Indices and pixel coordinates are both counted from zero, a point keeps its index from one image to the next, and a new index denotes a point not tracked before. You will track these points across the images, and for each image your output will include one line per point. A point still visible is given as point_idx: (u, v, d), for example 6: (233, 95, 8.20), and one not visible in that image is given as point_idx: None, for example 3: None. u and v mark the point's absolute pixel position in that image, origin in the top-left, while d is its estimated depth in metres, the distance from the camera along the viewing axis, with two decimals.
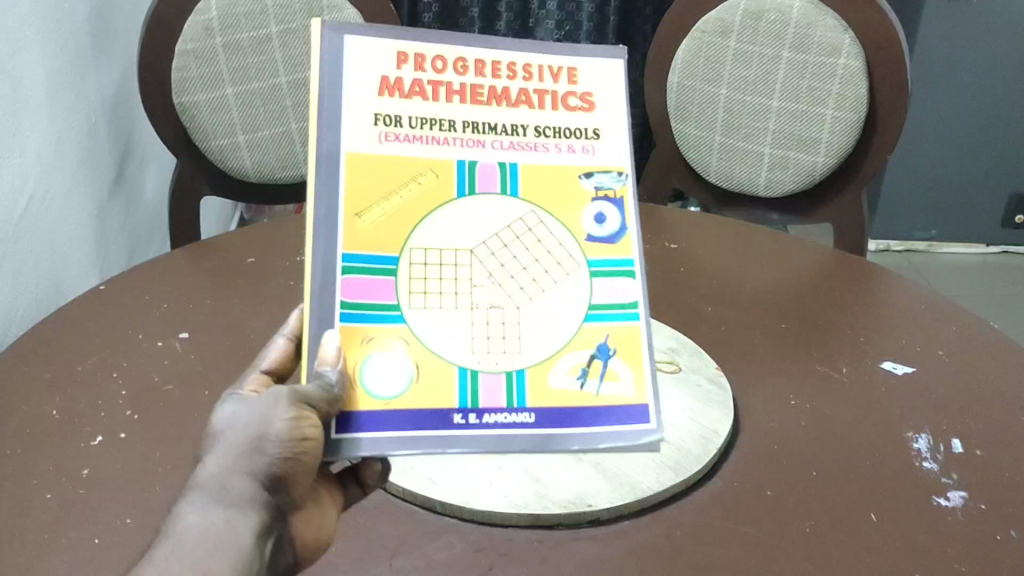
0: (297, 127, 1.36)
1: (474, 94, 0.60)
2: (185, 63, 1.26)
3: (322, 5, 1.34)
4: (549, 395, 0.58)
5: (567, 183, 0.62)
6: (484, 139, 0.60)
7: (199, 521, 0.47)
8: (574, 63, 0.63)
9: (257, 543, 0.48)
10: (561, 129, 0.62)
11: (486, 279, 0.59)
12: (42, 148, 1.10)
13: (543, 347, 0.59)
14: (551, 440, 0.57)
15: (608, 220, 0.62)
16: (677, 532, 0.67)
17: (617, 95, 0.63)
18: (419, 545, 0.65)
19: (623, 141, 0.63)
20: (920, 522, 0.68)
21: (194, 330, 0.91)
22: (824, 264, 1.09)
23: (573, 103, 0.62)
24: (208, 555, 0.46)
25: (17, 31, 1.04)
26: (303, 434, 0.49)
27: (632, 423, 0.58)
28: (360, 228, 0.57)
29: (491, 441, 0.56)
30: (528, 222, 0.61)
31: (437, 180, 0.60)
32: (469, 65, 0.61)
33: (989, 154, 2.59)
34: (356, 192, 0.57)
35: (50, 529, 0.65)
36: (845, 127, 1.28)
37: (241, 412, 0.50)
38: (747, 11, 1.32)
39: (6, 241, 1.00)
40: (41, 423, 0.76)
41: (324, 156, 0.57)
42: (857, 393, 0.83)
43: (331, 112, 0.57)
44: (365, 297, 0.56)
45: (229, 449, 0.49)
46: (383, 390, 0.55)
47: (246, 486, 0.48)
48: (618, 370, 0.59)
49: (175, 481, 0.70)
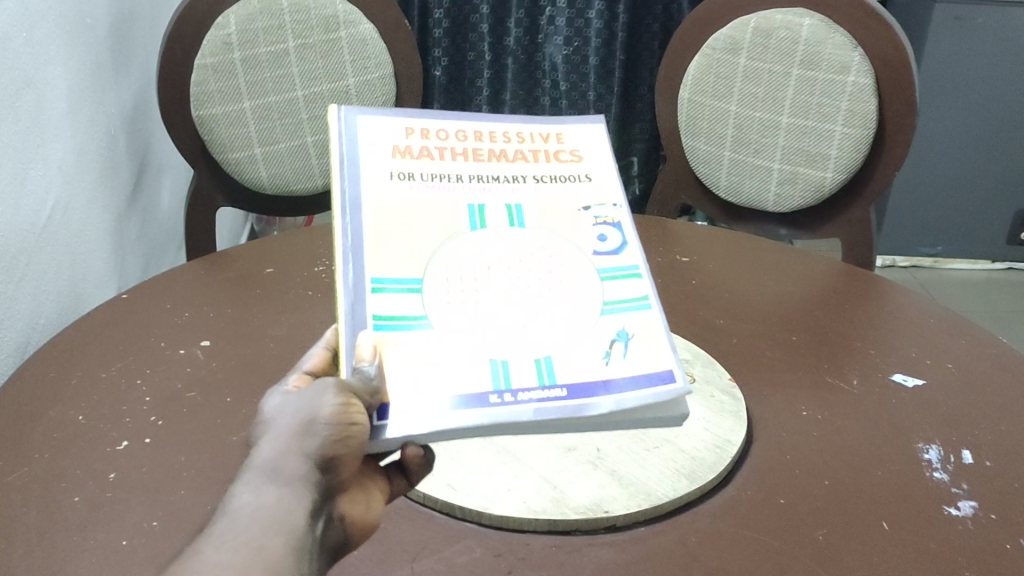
0: (314, 139, 1.39)
1: (475, 155, 0.63)
2: (204, 77, 1.28)
3: (339, 20, 1.37)
4: (575, 371, 0.55)
5: (569, 214, 0.64)
6: (490, 186, 0.62)
7: (252, 500, 0.44)
8: (560, 130, 0.69)
9: (309, 524, 0.45)
10: (558, 176, 0.66)
11: (508, 289, 0.58)
12: (64, 159, 1.12)
13: (565, 340, 0.57)
14: (587, 406, 0.53)
15: (610, 238, 0.63)
16: (692, 538, 0.68)
17: (603, 152, 0.69)
18: (439, 548, 0.67)
19: (614, 181, 0.67)
20: (931, 531, 0.69)
21: (215, 338, 0.92)
22: (834, 279, 1.10)
23: (564, 157, 0.68)
24: (262, 534, 0.43)
25: (42, 45, 1.06)
26: (351, 419, 0.47)
27: (660, 384, 0.55)
28: (384, 257, 0.58)
29: (527, 414, 0.52)
30: (542, 246, 0.61)
31: (449, 220, 0.60)
32: (469, 135, 0.64)
33: (994, 171, 2.61)
34: (377, 229, 0.58)
35: (78, 532, 0.67)
36: (854, 143, 1.30)
37: (292, 401, 0.48)
38: (758, 28, 1.34)
39: (31, 250, 1.02)
40: (68, 428, 0.78)
41: (348, 203, 0.59)
42: (868, 405, 0.85)
43: (351, 167, 0.60)
44: (392, 311, 0.56)
45: (280, 434, 0.47)
46: (415, 382, 0.53)
47: (298, 469, 0.46)
48: (640, 349, 0.57)
49: (199, 485, 0.72)
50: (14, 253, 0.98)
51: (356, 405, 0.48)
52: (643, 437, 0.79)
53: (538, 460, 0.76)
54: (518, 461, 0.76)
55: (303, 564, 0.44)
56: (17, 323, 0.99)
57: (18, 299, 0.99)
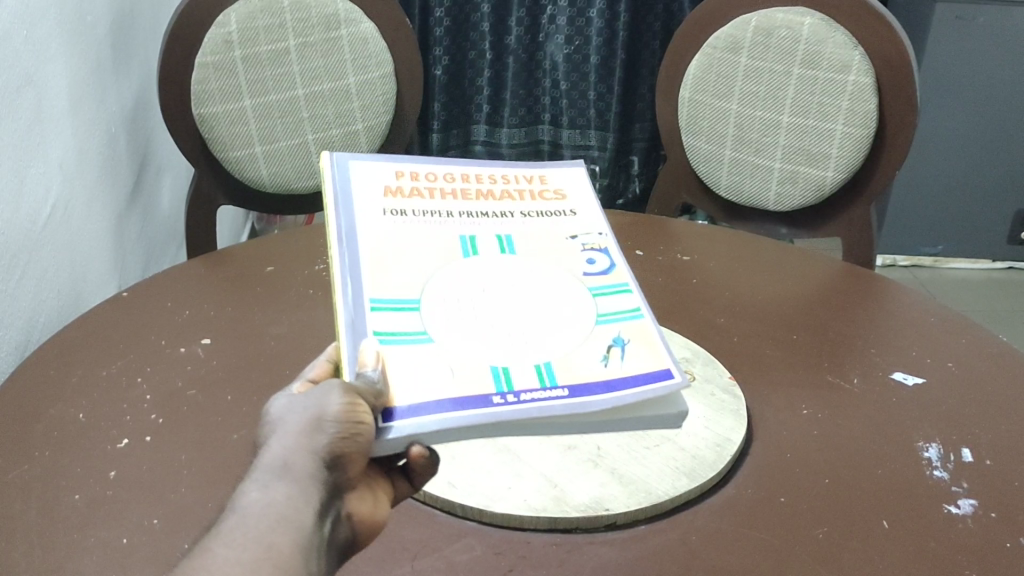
0: (314, 138, 1.40)
1: (464, 195, 0.65)
2: (205, 75, 1.27)
3: (340, 18, 1.37)
4: (575, 373, 0.54)
5: (557, 245, 0.65)
6: (480, 221, 0.64)
7: (262, 497, 0.43)
8: (542, 175, 0.72)
9: (318, 522, 0.45)
10: (543, 213, 0.68)
11: (505, 306, 0.58)
12: (65, 157, 1.12)
13: (562, 346, 0.56)
14: (589, 403, 0.51)
15: (598, 262, 0.64)
16: (692, 537, 0.68)
17: (584, 192, 0.71)
18: (439, 547, 0.67)
19: (597, 215, 0.69)
20: (931, 529, 0.69)
21: (216, 336, 0.93)
22: (834, 277, 1.10)
23: (548, 196, 0.70)
24: (273, 529, 0.42)
25: (42, 43, 1.06)
26: (359, 417, 0.47)
27: (658, 380, 0.54)
28: (383, 280, 0.57)
29: (529, 412, 0.50)
30: (534, 273, 0.62)
31: (442, 246, 0.61)
32: (457, 178, 0.66)
33: (994, 171, 2.61)
34: (372, 257, 0.58)
35: (78, 529, 0.67)
36: (855, 142, 1.30)
37: (299, 401, 0.48)
38: (758, 27, 1.34)
39: (31, 248, 1.02)
40: (68, 426, 0.78)
41: (344, 233, 0.59)
42: (868, 404, 0.85)
43: (344, 204, 0.61)
44: (393, 326, 0.55)
45: (289, 432, 0.46)
46: (420, 387, 0.51)
47: (308, 465, 0.45)
48: (637, 351, 0.56)
49: (199, 483, 0.72)
50: (14, 251, 0.98)
51: (363, 404, 0.47)
52: (643, 435, 0.79)
53: (538, 459, 0.76)
54: (518, 460, 0.76)
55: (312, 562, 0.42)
56: (18, 321, 0.99)
57: (19, 297, 0.99)
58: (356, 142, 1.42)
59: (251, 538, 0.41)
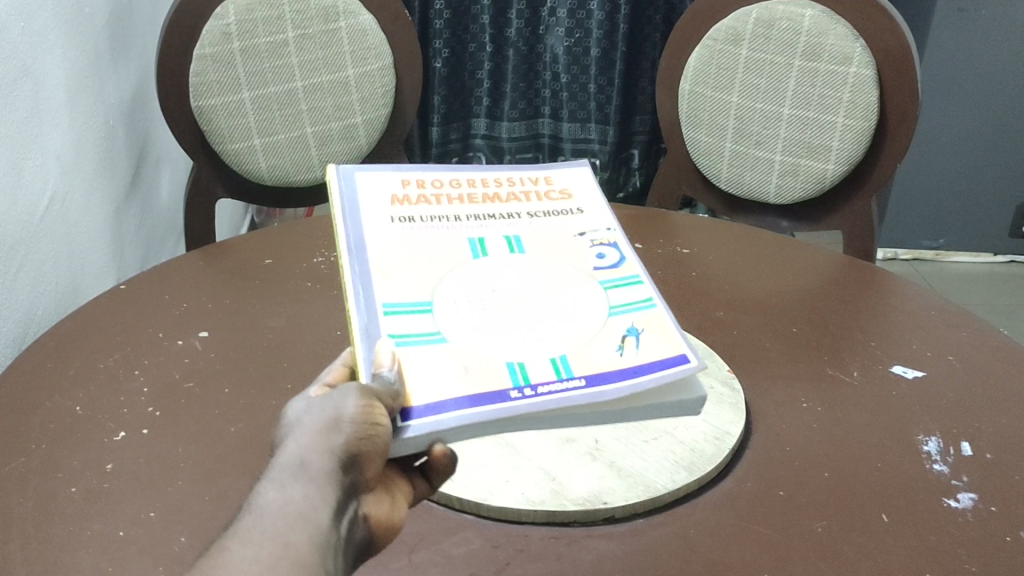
0: (314, 130, 1.39)
1: (471, 199, 0.65)
2: (203, 67, 1.27)
3: (339, 10, 1.36)
4: (589, 364, 0.53)
5: (565, 240, 0.65)
6: (488, 223, 0.63)
7: (279, 496, 0.43)
8: (547, 173, 0.72)
9: (334, 522, 0.44)
10: (550, 211, 0.68)
11: (518, 306, 0.58)
12: (62, 151, 1.11)
13: (578, 339, 0.56)
14: (605, 392, 0.51)
15: (608, 256, 0.64)
16: (691, 530, 0.68)
17: (589, 186, 0.72)
18: (437, 540, 0.66)
19: (603, 210, 0.69)
20: (930, 523, 0.69)
21: (213, 329, 0.92)
22: (837, 271, 1.10)
23: (554, 195, 0.70)
24: (288, 530, 0.42)
25: (39, 34, 1.05)
26: (378, 417, 0.46)
27: (674, 365, 0.54)
28: (393, 285, 0.57)
29: (547, 404, 0.50)
30: (543, 271, 0.61)
31: (450, 250, 0.60)
32: (463, 183, 0.65)
33: (996, 164, 2.60)
34: (381, 264, 0.58)
35: (75, 522, 0.66)
36: (856, 134, 1.29)
37: (317, 403, 0.48)
38: (759, 19, 1.33)
39: (28, 240, 1.02)
40: (65, 419, 0.77)
41: (352, 246, 0.58)
42: (868, 397, 0.84)
43: (351, 214, 0.60)
44: (408, 330, 0.54)
45: (307, 435, 0.46)
46: (437, 386, 0.50)
47: (325, 467, 0.45)
48: (651, 341, 0.56)
49: (197, 476, 0.72)
50: (12, 243, 0.98)
51: (383, 402, 0.47)
52: (641, 428, 0.79)
53: (535, 451, 0.76)
54: (516, 452, 0.75)
55: (328, 559, 0.42)
56: (15, 313, 0.99)
57: (16, 289, 0.99)
58: (355, 134, 1.41)
59: (268, 537, 0.41)
